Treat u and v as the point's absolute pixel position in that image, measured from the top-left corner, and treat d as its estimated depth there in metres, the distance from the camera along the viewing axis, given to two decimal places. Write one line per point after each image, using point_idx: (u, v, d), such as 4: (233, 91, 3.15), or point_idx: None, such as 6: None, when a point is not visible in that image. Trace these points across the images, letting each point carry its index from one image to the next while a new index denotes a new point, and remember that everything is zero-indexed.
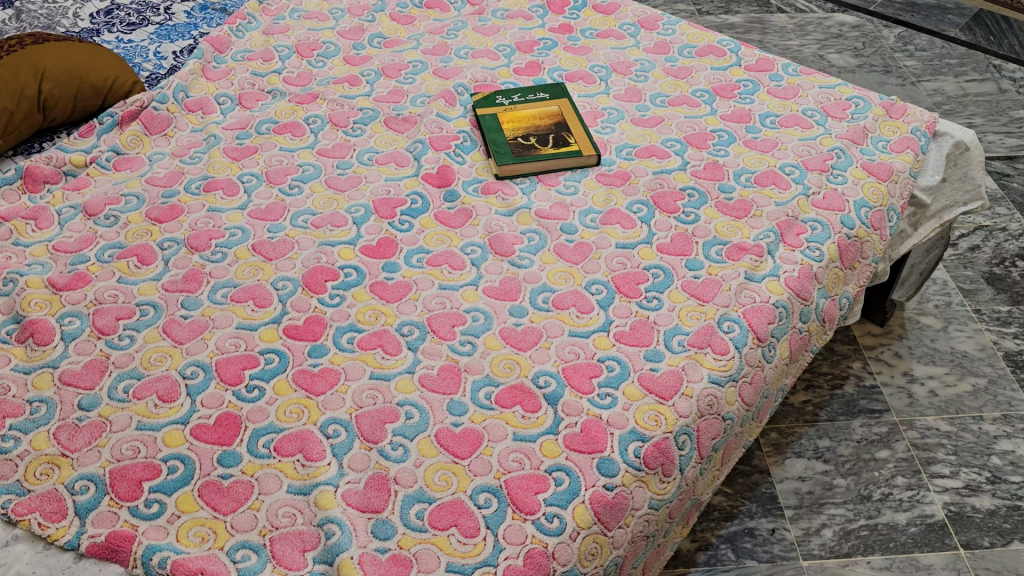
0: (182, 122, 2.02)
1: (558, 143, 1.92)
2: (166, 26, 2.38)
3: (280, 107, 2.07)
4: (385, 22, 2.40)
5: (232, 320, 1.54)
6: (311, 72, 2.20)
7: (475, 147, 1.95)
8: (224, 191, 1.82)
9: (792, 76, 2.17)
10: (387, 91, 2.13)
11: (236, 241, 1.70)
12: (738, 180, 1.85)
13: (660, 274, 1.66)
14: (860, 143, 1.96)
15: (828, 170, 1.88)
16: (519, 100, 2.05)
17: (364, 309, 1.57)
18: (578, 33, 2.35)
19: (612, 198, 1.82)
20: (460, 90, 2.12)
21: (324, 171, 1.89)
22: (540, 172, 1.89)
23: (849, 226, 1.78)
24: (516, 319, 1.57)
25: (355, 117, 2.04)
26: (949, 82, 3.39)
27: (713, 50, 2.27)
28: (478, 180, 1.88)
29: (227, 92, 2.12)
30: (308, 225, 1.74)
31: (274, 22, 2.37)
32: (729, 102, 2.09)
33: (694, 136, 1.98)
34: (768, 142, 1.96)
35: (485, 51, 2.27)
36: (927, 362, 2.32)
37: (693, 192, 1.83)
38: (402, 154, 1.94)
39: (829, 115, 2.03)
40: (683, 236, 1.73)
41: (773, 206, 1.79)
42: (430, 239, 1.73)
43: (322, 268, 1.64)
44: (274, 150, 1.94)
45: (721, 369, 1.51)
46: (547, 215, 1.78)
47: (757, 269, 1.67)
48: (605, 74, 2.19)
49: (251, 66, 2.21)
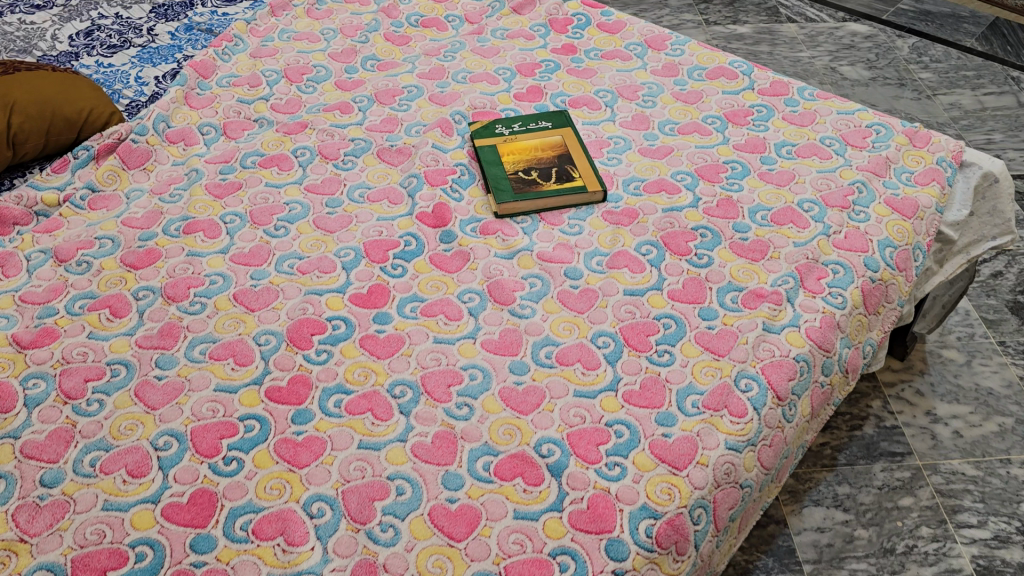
0: (162, 155, 1.91)
1: (562, 178, 1.80)
2: (149, 49, 2.26)
3: (267, 138, 1.96)
4: (379, 43, 2.29)
5: (210, 381, 1.42)
6: (300, 98, 2.09)
7: (473, 182, 1.84)
8: (205, 233, 1.71)
9: (808, 101, 2.05)
10: (380, 119, 2.01)
11: (216, 290, 1.59)
12: (754, 218, 1.74)
13: (671, 325, 1.54)
14: (883, 175, 1.83)
15: (849, 207, 1.75)
16: (520, 129, 1.93)
17: (353, 367, 1.46)
18: (582, 53, 2.24)
19: (619, 239, 1.70)
20: (458, 117, 2.00)
21: (312, 210, 1.77)
22: (542, 209, 1.77)
23: (873, 268, 1.66)
24: (516, 377, 1.45)
25: (346, 149, 1.92)
26: (967, 95, 3.26)
27: (724, 72, 2.15)
28: (477, 218, 1.76)
29: (211, 122, 2.00)
30: (293, 271, 1.63)
31: (263, 43, 2.26)
32: (743, 130, 1.97)
33: (705, 169, 1.86)
34: (785, 175, 1.84)
35: (484, 75, 2.15)
36: (951, 401, 2.20)
37: (706, 231, 1.71)
38: (395, 190, 1.82)
39: (849, 144, 1.91)
40: (695, 281, 1.61)
41: (791, 247, 1.67)
42: (424, 285, 1.62)
43: (308, 321, 1.53)
44: (258, 186, 1.82)
45: (739, 434, 1.39)
46: (550, 258, 1.67)
47: (775, 319, 1.55)
48: (610, 99, 2.07)
49: (236, 92, 2.09)
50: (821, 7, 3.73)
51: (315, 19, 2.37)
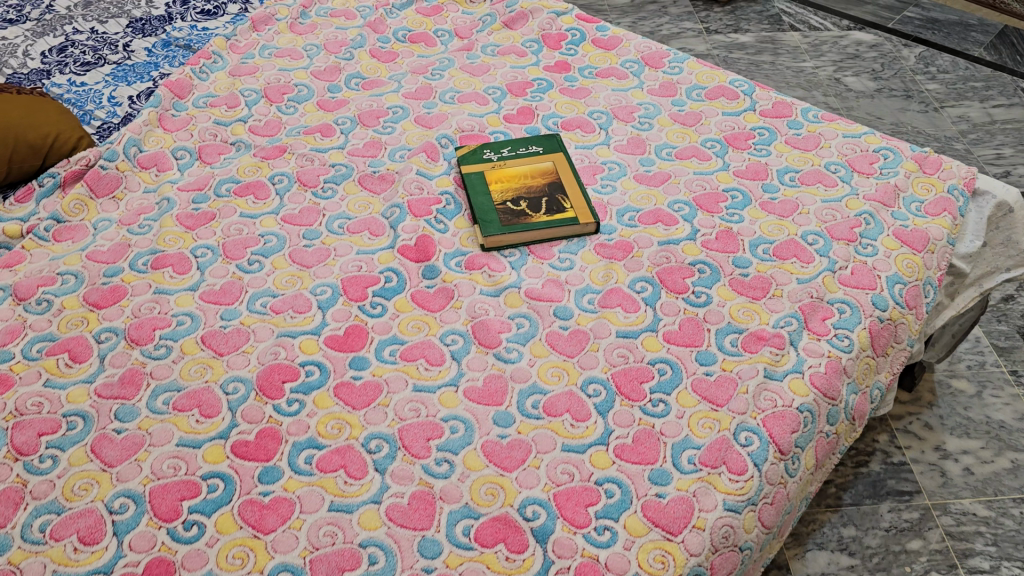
0: (133, 182, 1.82)
1: (552, 209, 1.70)
2: (124, 66, 2.16)
3: (243, 163, 1.86)
4: (365, 60, 2.19)
5: (172, 435, 1.34)
6: (280, 120, 1.99)
7: (459, 212, 1.74)
8: (174, 268, 1.62)
9: (812, 123, 1.95)
10: (363, 142, 1.92)
11: (183, 332, 1.49)
12: (754, 253, 1.64)
13: (666, 370, 1.45)
14: (891, 205, 1.74)
15: (856, 240, 1.66)
16: (509, 155, 1.84)
17: (327, 419, 1.37)
18: (576, 71, 2.14)
19: (612, 274, 1.61)
20: (444, 141, 1.91)
21: (288, 242, 1.68)
22: (531, 242, 1.68)
23: (882, 307, 1.56)
24: (501, 430, 1.36)
25: (326, 175, 1.83)
26: (975, 107, 3.16)
27: (724, 91, 2.05)
28: (462, 251, 1.66)
29: (185, 145, 1.91)
30: (266, 310, 1.54)
31: (243, 60, 2.17)
32: (744, 155, 1.88)
33: (704, 198, 1.76)
34: (788, 205, 1.74)
35: (473, 94, 2.05)
36: (961, 435, 2.10)
37: (704, 267, 1.61)
38: (377, 220, 1.72)
39: (855, 170, 1.82)
40: (692, 321, 1.52)
41: (795, 283, 1.58)
42: (405, 326, 1.52)
43: (280, 367, 1.44)
44: (232, 217, 1.73)
45: (738, 493, 1.30)
46: (539, 296, 1.57)
47: (778, 364, 1.45)
48: (605, 121, 1.98)
49: (213, 113, 2.00)
50: (825, 14, 3.63)
51: (299, 34, 2.27)
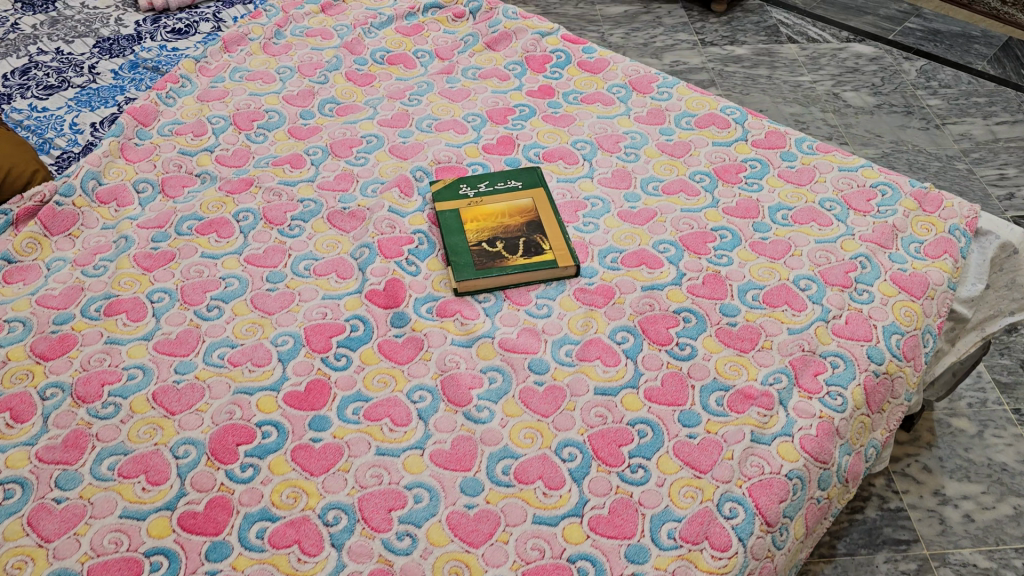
0: (91, 218, 1.73)
1: (530, 251, 1.61)
2: (88, 90, 2.07)
3: (207, 198, 1.77)
4: (340, 83, 2.10)
5: (116, 505, 1.25)
6: (249, 149, 1.90)
7: (432, 252, 1.65)
8: (129, 314, 1.53)
9: (806, 155, 1.86)
10: (334, 175, 1.82)
11: (133, 387, 1.40)
12: (743, 299, 1.55)
13: (647, 433, 1.36)
14: (889, 246, 1.64)
15: (850, 285, 1.57)
16: (486, 190, 1.74)
17: (282, 487, 1.28)
18: (560, 96, 2.05)
19: (591, 323, 1.52)
20: (419, 174, 1.81)
21: (251, 286, 1.59)
22: (507, 286, 1.58)
23: (878, 360, 1.47)
24: (468, 499, 1.27)
25: (294, 211, 1.74)
26: (978, 125, 3.05)
27: (714, 119, 1.96)
28: (434, 296, 1.57)
29: (147, 177, 1.82)
30: (223, 362, 1.45)
31: (212, 84, 2.07)
32: (734, 189, 1.79)
33: (691, 237, 1.67)
34: (780, 245, 1.65)
35: (451, 122, 1.96)
36: (961, 479, 2.01)
37: (689, 315, 1.52)
38: (345, 262, 1.64)
39: (851, 207, 1.73)
40: (675, 376, 1.43)
41: (785, 334, 1.49)
42: (370, 380, 1.43)
43: (234, 428, 1.35)
44: (193, 257, 1.64)
45: (720, 572, 1.21)
46: (513, 347, 1.48)
47: (765, 427, 1.36)
48: (589, 151, 1.89)
49: (178, 142, 1.91)
50: (824, 25, 3.53)
51: (272, 55, 2.18)
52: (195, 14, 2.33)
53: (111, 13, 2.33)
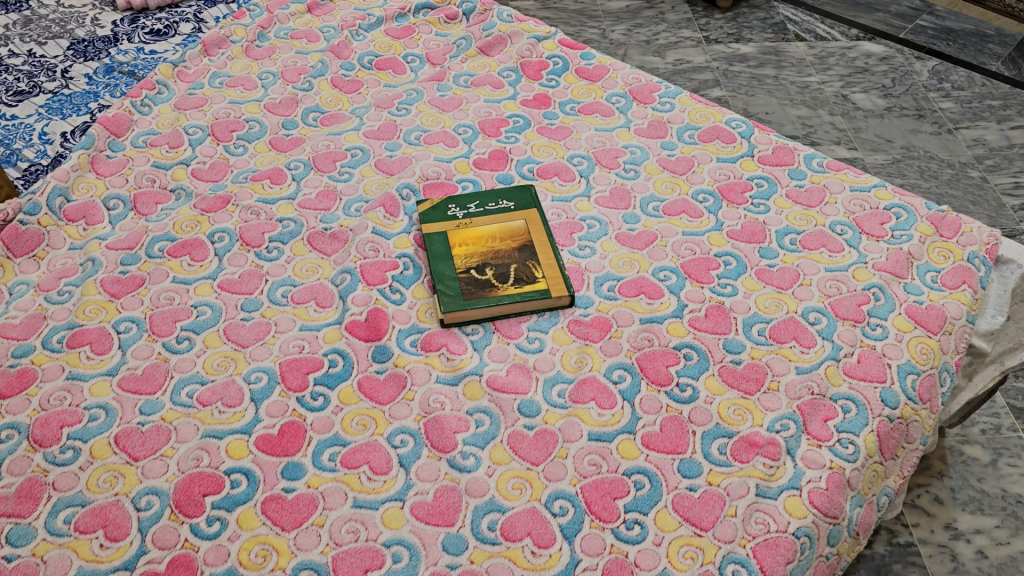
0: (57, 238, 1.63)
1: (522, 279, 1.51)
2: (60, 96, 1.96)
3: (181, 217, 1.67)
4: (325, 90, 1.99)
5: (71, 564, 1.16)
6: (227, 162, 1.80)
7: (418, 278, 1.56)
8: (93, 346, 1.43)
9: (816, 173, 1.75)
10: (316, 192, 1.72)
11: (94, 430, 1.31)
12: (748, 334, 1.45)
13: (644, 484, 1.26)
14: (903, 276, 1.55)
15: (863, 319, 1.47)
16: (477, 211, 1.64)
17: (250, 544, 1.19)
18: (557, 106, 1.94)
19: (586, 360, 1.42)
20: (406, 192, 1.71)
21: (224, 314, 1.49)
22: (497, 318, 1.49)
23: (892, 404, 1.37)
24: (450, 559, 1.18)
25: (272, 232, 1.64)
26: (992, 129, 2.94)
27: (719, 133, 1.85)
28: (419, 328, 1.48)
29: (119, 194, 1.72)
30: (192, 402, 1.36)
31: (190, 91, 1.97)
32: (739, 211, 1.69)
33: (694, 264, 1.57)
34: (787, 274, 1.55)
35: (441, 134, 1.86)
36: (974, 511, 1.92)
37: (691, 352, 1.43)
38: (325, 288, 1.54)
39: (863, 232, 1.63)
40: (675, 421, 1.33)
41: (793, 374, 1.39)
42: (349, 423, 1.34)
43: (201, 476, 1.26)
44: (164, 282, 1.54)
45: None
46: (502, 386, 1.39)
47: (771, 480, 1.27)
48: (586, 167, 1.78)
49: (153, 154, 1.81)
50: (833, 23, 3.41)
51: (254, 59, 2.07)
52: (176, 13, 2.22)
53: (88, 12, 2.22)
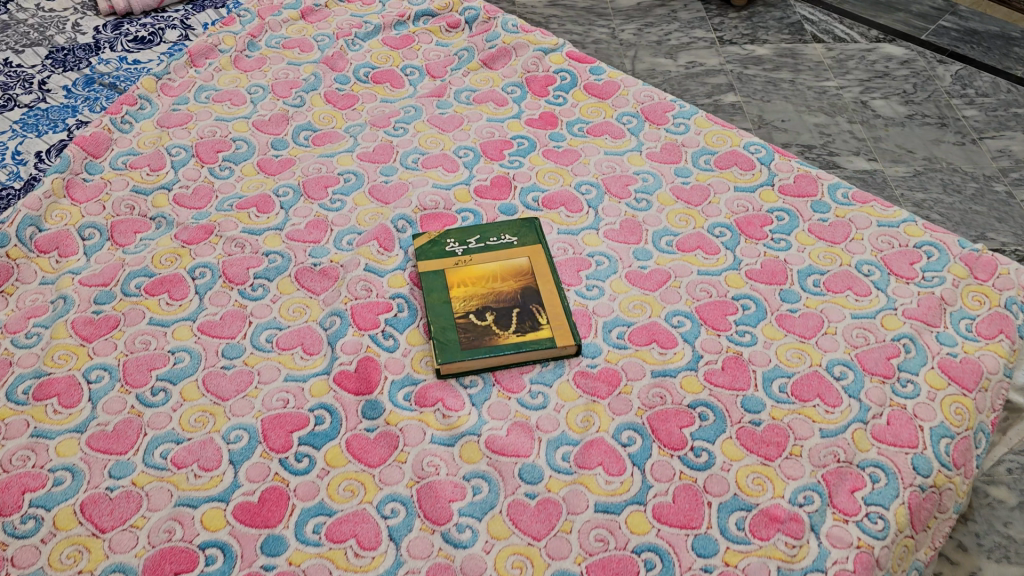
0: (27, 272, 1.52)
1: (525, 325, 1.40)
2: (37, 110, 1.83)
3: (160, 249, 1.56)
4: (318, 106, 1.87)
5: None
6: (211, 187, 1.69)
7: (413, 321, 1.45)
8: (61, 398, 1.33)
9: (841, 206, 1.64)
10: (305, 222, 1.61)
11: (59, 496, 1.21)
12: (769, 390, 1.34)
13: (654, 564, 1.16)
14: (936, 324, 1.43)
15: (893, 375, 1.36)
16: (477, 246, 1.53)
17: None
18: (564, 126, 1.82)
19: (593, 419, 1.31)
20: (401, 224, 1.60)
21: (203, 362, 1.39)
22: (497, 368, 1.38)
23: (925, 471, 1.26)
24: None
25: (257, 268, 1.53)
26: (1018, 139, 2.81)
27: (737, 158, 1.73)
28: (413, 379, 1.37)
29: (95, 222, 1.61)
30: (167, 463, 1.26)
31: (174, 106, 1.85)
32: (758, 247, 1.57)
33: (710, 309, 1.46)
34: (811, 320, 1.44)
35: (440, 157, 1.74)
36: (1000, 561, 1.63)
37: (706, 411, 1.32)
38: (313, 332, 1.43)
39: (892, 272, 1.52)
40: (689, 491, 1.23)
41: (817, 438, 1.28)
42: (335, 489, 1.24)
43: (174, 551, 1.16)
44: (140, 324, 1.44)
45: None
46: (502, 448, 1.28)
47: (794, 560, 1.16)
48: (594, 197, 1.67)
49: (132, 178, 1.70)
50: (852, 23, 3.27)
51: (243, 70, 1.95)
52: (162, 19, 2.10)
53: (68, 17, 2.10)
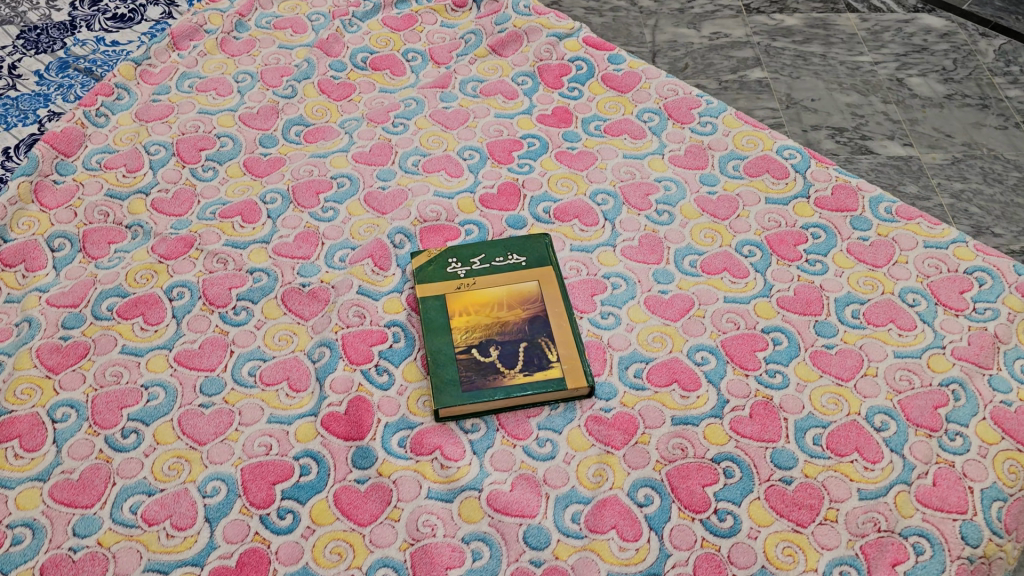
0: None
1: (532, 363, 1.27)
2: (5, 99, 1.67)
3: (135, 264, 1.43)
4: (311, 97, 1.72)
5: None
6: (193, 190, 1.55)
7: (410, 353, 1.32)
8: (23, 441, 1.22)
9: (884, 222, 1.49)
10: (294, 234, 1.47)
11: (17, 558, 1.11)
12: (802, 442, 1.21)
13: None
14: (988, 366, 1.29)
15: (940, 427, 1.23)
16: (481, 268, 1.39)
17: None
18: (579, 124, 1.67)
19: (607, 474, 1.19)
20: (399, 238, 1.46)
21: (179, 399, 1.27)
22: (501, 410, 1.25)
23: (975, 542, 1.13)
24: None
25: (241, 288, 1.40)
26: None
27: (768, 165, 1.58)
28: (409, 423, 1.25)
29: (65, 231, 1.48)
30: (137, 520, 1.14)
31: (155, 96, 1.70)
32: (790, 269, 1.43)
33: (737, 343, 1.33)
34: (849, 359, 1.30)
35: (444, 160, 1.59)
36: None
37: (732, 467, 1.19)
38: (300, 365, 1.31)
39: (939, 302, 1.37)
40: (711, 562, 1.11)
41: (855, 501, 1.16)
42: (321, 551, 1.12)
43: None
44: (111, 353, 1.31)
45: None
46: (506, 506, 1.16)
47: None
48: (611, 208, 1.52)
49: (107, 180, 1.56)
50: None
51: (230, 55, 1.80)
52: None
53: None
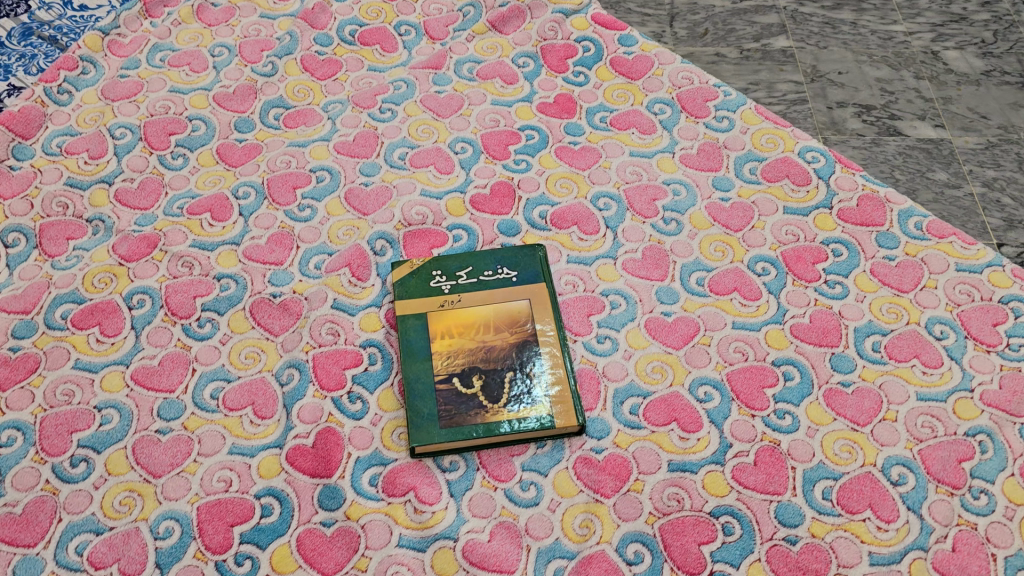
0: None
1: (516, 396, 1.16)
2: None
3: (93, 266, 1.31)
4: (293, 75, 1.58)
5: None
6: (160, 180, 1.42)
7: (387, 377, 1.21)
8: None
9: (913, 240, 1.35)
10: (267, 236, 1.35)
11: None
12: (810, 496, 1.11)
13: None
14: (1020, 414, 1.17)
15: (963, 484, 1.11)
16: (466, 283, 1.27)
17: None
18: (583, 114, 1.52)
19: (594, 526, 1.09)
20: (381, 244, 1.34)
21: (134, 423, 1.17)
22: (482, 447, 1.15)
23: None
24: None
25: (207, 297, 1.29)
26: None
27: (788, 169, 1.44)
28: (382, 458, 1.14)
29: (20, 224, 1.36)
30: (83, 562, 1.06)
31: (123, 71, 1.57)
32: (807, 292, 1.30)
33: (744, 378, 1.21)
34: (866, 400, 1.19)
35: (434, 153, 1.46)
36: None
37: (733, 522, 1.09)
38: (267, 388, 1.20)
39: (969, 335, 1.25)
40: None
41: (866, 566, 1.06)
42: None
43: None
44: (63, 368, 1.21)
45: None
46: (483, 559, 1.07)
47: None
48: (614, 214, 1.39)
49: (67, 166, 1.43)
50: None
51: (207, 25, 1.65)
52: None
53: None
